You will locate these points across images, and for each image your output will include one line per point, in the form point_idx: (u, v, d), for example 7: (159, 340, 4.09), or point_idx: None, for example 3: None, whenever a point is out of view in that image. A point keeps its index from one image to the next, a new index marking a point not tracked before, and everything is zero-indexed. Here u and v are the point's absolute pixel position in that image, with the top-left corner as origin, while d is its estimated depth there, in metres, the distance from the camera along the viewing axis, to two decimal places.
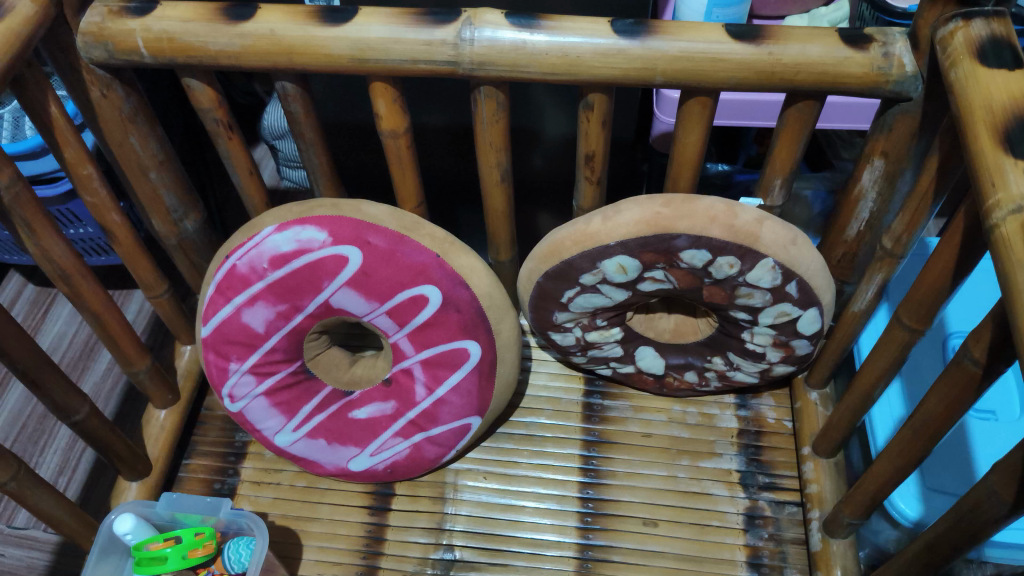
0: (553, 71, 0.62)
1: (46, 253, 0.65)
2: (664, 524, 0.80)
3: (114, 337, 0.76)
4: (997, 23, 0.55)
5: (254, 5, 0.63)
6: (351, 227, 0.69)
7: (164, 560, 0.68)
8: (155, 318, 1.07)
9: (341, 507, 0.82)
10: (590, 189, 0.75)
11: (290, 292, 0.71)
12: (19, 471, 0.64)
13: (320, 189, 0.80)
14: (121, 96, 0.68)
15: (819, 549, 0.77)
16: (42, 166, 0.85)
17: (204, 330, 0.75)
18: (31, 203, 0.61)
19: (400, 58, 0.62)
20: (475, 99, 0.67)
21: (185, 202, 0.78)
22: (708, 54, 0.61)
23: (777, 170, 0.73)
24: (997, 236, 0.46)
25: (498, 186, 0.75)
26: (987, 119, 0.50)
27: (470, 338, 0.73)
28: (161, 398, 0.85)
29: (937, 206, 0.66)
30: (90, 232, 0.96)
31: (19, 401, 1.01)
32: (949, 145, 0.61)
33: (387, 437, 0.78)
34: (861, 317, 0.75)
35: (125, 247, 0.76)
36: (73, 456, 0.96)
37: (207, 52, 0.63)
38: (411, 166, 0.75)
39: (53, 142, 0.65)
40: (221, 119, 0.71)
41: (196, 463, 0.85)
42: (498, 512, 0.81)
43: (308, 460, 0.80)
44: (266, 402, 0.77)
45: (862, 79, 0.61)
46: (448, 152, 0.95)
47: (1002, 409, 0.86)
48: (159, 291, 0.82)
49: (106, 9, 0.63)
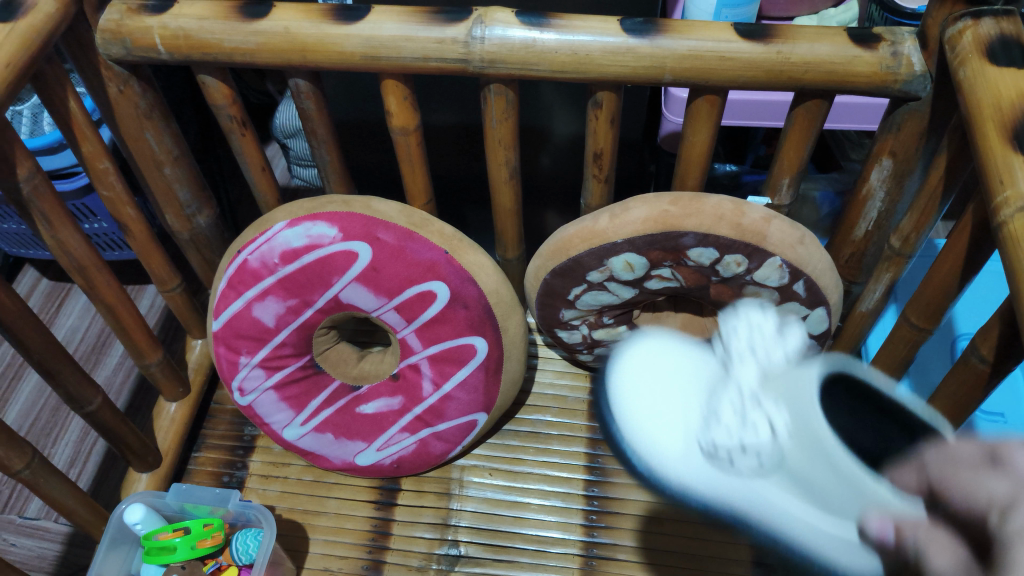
0: (562, 69, 0.63)
1: (64, 247, 0.66)
2: (669, 523, 0.80)
3: (127, 330, 0.77)
4: (1007, 22, 0.55)
5: (269, 3, 0.64)
6: (361, 223, 0.70)
7: (173, 550, 0.69)
8: (167, 313, 1.09)
9: (347, 501, 0.83)
10: (598, 186, 0.76)
11: (300, 287, 0.72)
12: (33, 460, 0.65)
13: (331, 186, 0.81)
14: (137, 92, 0.69)
15: None
16: (60, 161, 0.87)
17: (215, 324, 0.76)
18: (50, 197, 0.62)
19: (412, 56, 0.63)
20: (485, 97, 0.68)
21: (199, 197, 0.79)
22: (716, 52, 0.61)
23: (785, 169, 0.73)
24: (1006, 233, 0.46)
25: (506, 184, 0.76)
26: (996, 118, 0.50)
27: (477, 334, 0.73)
28: (171, 390, 0.86)
29: (945, 205, 0.67)
30: (104, 227, 0.98)
31: (32, 393, 1.03)
32: (958, 146, 0.62)
33: (394, 432, 0.78)
34: (869, 316, 0.78)
35: (139, 241, 0.77)
36: (84, 448, 0.97)
37: (222, 49, 0.64)
38: (420, 163, 0.76)
39: (71, 137, 0.67)
40: (235, 116, 0.73)
41: (206, 456, 0.87)
42: (504, 509, 0.82)
43: (316, 454, 0.81)
44: (275, 395, 0.78)
45: (871, 78, 0.61)
46: (457, 150, 0.96)
47: (1012, 412, 0.88)
48: (172, 285, 0.83)
49: (125, 6, 0.64)
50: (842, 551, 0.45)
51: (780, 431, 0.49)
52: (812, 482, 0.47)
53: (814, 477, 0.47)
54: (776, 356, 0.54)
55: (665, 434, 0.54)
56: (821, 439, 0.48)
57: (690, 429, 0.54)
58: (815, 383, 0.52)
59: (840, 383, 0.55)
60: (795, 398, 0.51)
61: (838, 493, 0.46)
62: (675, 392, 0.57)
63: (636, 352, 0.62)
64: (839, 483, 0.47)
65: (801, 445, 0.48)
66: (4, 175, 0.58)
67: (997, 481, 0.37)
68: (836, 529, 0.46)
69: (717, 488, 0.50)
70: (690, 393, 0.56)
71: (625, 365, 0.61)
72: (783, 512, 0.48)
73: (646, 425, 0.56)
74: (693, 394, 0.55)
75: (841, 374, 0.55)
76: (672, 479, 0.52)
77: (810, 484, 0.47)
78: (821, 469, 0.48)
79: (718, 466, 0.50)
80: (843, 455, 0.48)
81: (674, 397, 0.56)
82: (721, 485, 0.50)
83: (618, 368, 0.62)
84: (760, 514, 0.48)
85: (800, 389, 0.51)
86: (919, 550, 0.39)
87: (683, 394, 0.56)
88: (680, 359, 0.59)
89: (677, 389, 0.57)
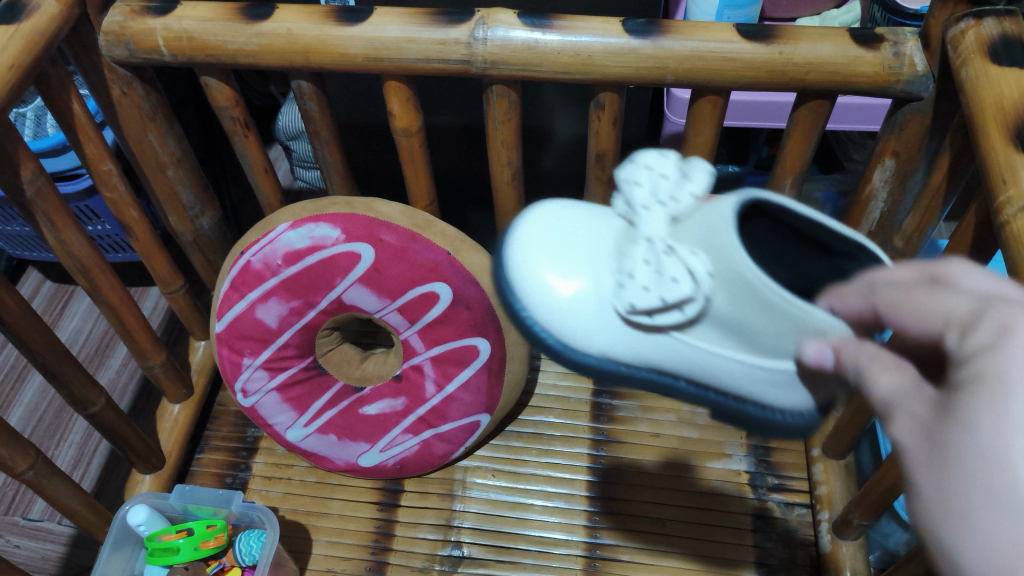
0: (565, 70, 0.63)
1: (67, 248, 0.66)
2: (672, 524, 0.80)
3: (131, 331, 0.77)
4: (1009, 22, 0.55)
5: (272, 5, 0.64)
6: (364, 224, 0.70)
7: (176, 551, 0.70)
8: (170, 314, 1.09)
9: (351, 503, 0.83)
10: (601, 187, 0.76)
11: (303, 288, 0.72)
12: (37, 461, 0.65)
13: (333, 188, 0.81)
14: (140, 94, 0.69)
15: (829, 550, 0.76)
16: (63, 163, 0.86)
17: (218, 325, 0.76)
18: (54, 198, 0.63)
19: (414, 57, 0.63)
20: (488, 98, 0.68)
21: (202, 199, 0.80)
22: (719, 53, 0.61)
23: (788, 170, 0.73)
24: (1008, 233, 0.46)
25: (509, 186, 0.76)
26: (998, 118, 0.50)
27: (480, 336, 0.73)
28: (175, 392, 0.86)
29: (949, 204, 0.66)
30: (108, 228, 0.98)
31: (36, 395, 1.03)
32: (961, 145, 0.61)
33: (397, 433, 0.79)
34: None
35: (143, 243, 0.78)
36: (88, 450, 0.98)
37: (225, 51, 0.64)
38: (423, 165, 0.76)
39: (74, 139, 0.67)
40: (238, 117, 0.73)
41: (210, 457, 0.87)
42: (507, 510, 0.81)
43: (319, 455, 0.81)
44: (278, 397, 0.78)
45: (874, 79, 0.61)
46: (459, 151, 0.96)
47: None
48: (175, 286, 0.83)
49: (128, 8, 0.64)
50: (765, 387, 0.45)
51: (702, 276, 0.43)
52: (742, 325, 0.44)
53: (740, 322, 0.44)
54: (679, 208, 0.48)
55: (582, 308, 0.47)
56: (749, 277, 0.42)
57: (608, 299, 0.47)
58: (734, 212, 0.43)
59: (776, 223, 0.44)
60: (711, 235, 0.44)
61: (767, 331, 0.43)
62: (581, 258, 0.49)
63: (537, 220, 0.51)
64: (773, 313, 0.41)
65: (725, 292, 0.43)
66: (8, 177, 0.58)
67: (954, 297, 0.33)
68: (758, 370, 0.45)
69: (643, 350, 0.47)
70: (600, 263, 0.48)
71: (520, 240, 0.50)
72: (710, 367, 0.46)
73: (562, 296, 0.47)
74: (604, 262, 0.48)
75: (769, 207, 0.44)
76: (592, 351, 0.48)
77: (739, 327, 0.44)
78: (751, 307, 0.42)
79: (638, 325, 0.46)
80: (778, 292, 0.41)
81: (582, 266, 0.48)
82: (648, 349, 0.47)
83: (512, 244, 0.50)
84: (689, 369, 0.47)
85: (719, 232, 0.43)
86: (863, 374, 0.37)
87: (593, 257, 0.49)
88: (587, 223, 0.50)
89: (585, 254, 0.49)
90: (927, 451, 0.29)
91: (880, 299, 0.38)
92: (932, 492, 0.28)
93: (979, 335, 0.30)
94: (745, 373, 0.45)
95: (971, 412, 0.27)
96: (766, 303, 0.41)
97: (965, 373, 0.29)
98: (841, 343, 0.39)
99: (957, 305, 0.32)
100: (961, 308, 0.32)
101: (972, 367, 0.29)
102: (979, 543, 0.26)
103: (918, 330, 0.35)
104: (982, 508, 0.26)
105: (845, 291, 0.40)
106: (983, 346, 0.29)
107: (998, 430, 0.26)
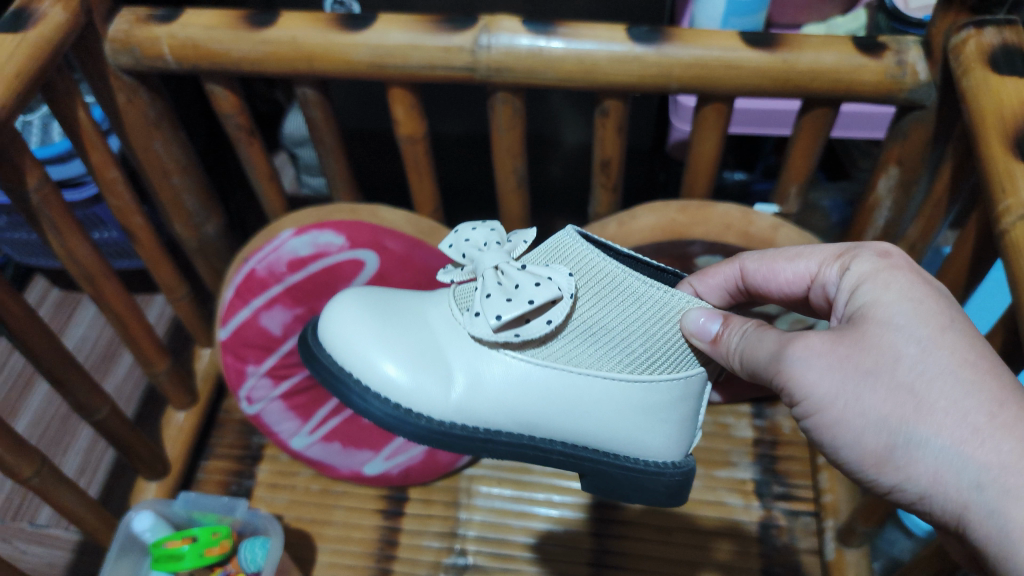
0: (570, 77, 0.63)
1: (72, 255, 0.66)
2: (677, 532, 0.80)
3: (137, 340, 0.77)
4: (1009, 32, 0.55)
5: (276, 13, 0.64)
6: (368, 232, 0.73)
7: (180, 558, 0.68)
8: (176, 322, 1.09)
9: (355, 511, 0.82)
10: (606, 195, 0.77)
11: (307, 295, 0.73)
12: (41, 466, 0.64)
13: (338, 196, 0.81)
14: (145, 101, 0.69)
15: (832, 558, 0.75)
16: (69, 170, 0.85)
17: (221, 332, 0.74)
18: (59, 204, 0.62)
19: (418, 65, 0.63)
20: (493, 106, 0.68)
21: (206, 206, 0.80)
22: (723, 62, 0.61)
23: (793, 178, 0.73)
24: (1007, 241, 0.46)
25: (514, 193, 0.77)
26: (998, 127, 0.50)
27: None
28: (180, 400, 0.86)
29: (951, 215, 0.68)
30: (114, 236, 0.98)
31: (42, 402, 1.02)
32: (964, 154, 0.62)
33: (402, 441, 0.79)
34: None
35: (147, 250, 0.78)
36: (93, 457, 0.97)
37: (230, 58, 0.64)
38: (428, 172, 0.76)
39: (79, 146, 0.66)
40: (242, 125, 0.73)
41: (214, 465, 0.87)
42: (512, 518, 0.81)
43: (324, 464, 0.80)
44: (283, 405, 0.77)
45: (877, 87, 0.61)
46: (464, 158, 0.97)
47: None
48: (178, 293, 0.83)
49: (134, 17, 0.65)
50: (629, 411, 0.54)
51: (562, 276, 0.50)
52: (608, 330, 0.52)
53: (608, 332, 0.52)
54: (513, 248, 0.55)
55: (423, 368, 0.53)
56: (612, 271, 0.52)
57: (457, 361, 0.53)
58: (572, 230, 0.54)
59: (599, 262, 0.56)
60: (559, 254, 0.53)
61: (630, 334, 0.52)
62: (409, 330, 0.54)
63: (345, 302, 0.56)
64: (635, 309, 0.52)
65: (588, 302, 0.52)
66: (13, 183, 0.58)
67: (817, 249, 0.51)
68: (629, 390, 0.53)
69: (508, 403, 0.53)
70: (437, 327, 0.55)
71: (334, 322, 0.55)
72: (585, 399, 0.53)
73: (398, 365, 0.52)
74: (442, 328, 0.55)
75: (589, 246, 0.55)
76: (449, 408, 0.53)
77: (606, 333, 0.52)
78: (611, 309, 0.52)
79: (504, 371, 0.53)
80: (637, 280, 0.52)
81: (415, 334, 0.54)
82: (516, 401, 0.53)
83: (327, 326, 0.55)
84: (557, 407, 0.54)
85: (566, 247, 0.53)
86: (746, 334, 0.49)
87: (428, 326, 0.55)
88: (410, 302, 0.57)
89: (413, 325, 0.55)
90: (873, 352, 0.42)
91: (744, 257, 0.55)
92: (875, 370, 0.42)
93: (864, 261, 0.47)
94: (616, 393, 0.53)
95: (890, 314, 0.43)
96: (631, 299, 0.52)
97: (870, 291, 0.45)
98: (725, 319, 0.50)
99: (829, 248, 0.50)
100: (826, 253, 0.51)
101: (876, 283, 0.45)
102: (935, 402, 0.40)
103: (787, 273, 0.53)
104: (937, 387, 0.40)
105: (707, 273, 0.57)
106: (874, 269, 0.46)
107: (922, 326, 0.42)
